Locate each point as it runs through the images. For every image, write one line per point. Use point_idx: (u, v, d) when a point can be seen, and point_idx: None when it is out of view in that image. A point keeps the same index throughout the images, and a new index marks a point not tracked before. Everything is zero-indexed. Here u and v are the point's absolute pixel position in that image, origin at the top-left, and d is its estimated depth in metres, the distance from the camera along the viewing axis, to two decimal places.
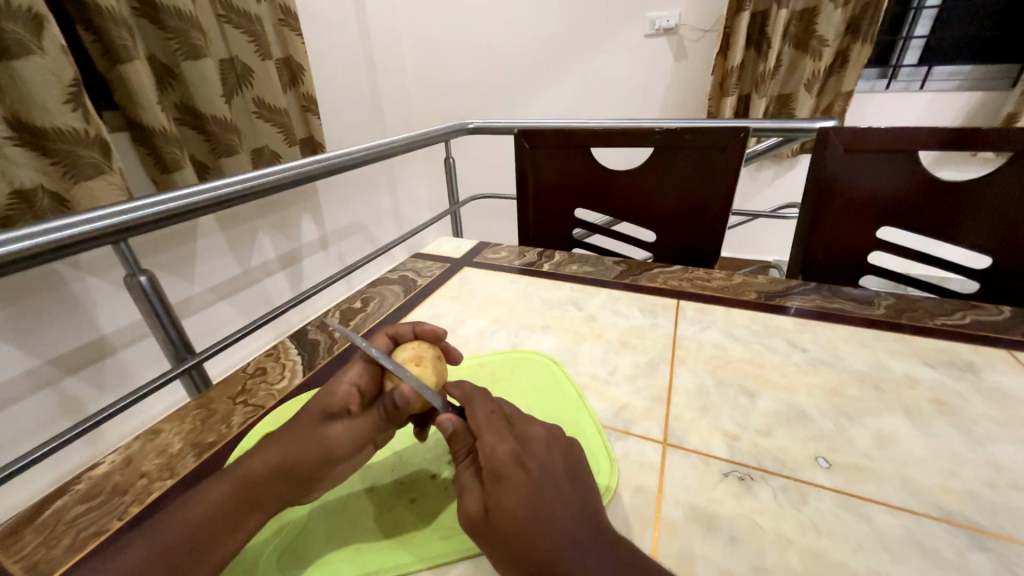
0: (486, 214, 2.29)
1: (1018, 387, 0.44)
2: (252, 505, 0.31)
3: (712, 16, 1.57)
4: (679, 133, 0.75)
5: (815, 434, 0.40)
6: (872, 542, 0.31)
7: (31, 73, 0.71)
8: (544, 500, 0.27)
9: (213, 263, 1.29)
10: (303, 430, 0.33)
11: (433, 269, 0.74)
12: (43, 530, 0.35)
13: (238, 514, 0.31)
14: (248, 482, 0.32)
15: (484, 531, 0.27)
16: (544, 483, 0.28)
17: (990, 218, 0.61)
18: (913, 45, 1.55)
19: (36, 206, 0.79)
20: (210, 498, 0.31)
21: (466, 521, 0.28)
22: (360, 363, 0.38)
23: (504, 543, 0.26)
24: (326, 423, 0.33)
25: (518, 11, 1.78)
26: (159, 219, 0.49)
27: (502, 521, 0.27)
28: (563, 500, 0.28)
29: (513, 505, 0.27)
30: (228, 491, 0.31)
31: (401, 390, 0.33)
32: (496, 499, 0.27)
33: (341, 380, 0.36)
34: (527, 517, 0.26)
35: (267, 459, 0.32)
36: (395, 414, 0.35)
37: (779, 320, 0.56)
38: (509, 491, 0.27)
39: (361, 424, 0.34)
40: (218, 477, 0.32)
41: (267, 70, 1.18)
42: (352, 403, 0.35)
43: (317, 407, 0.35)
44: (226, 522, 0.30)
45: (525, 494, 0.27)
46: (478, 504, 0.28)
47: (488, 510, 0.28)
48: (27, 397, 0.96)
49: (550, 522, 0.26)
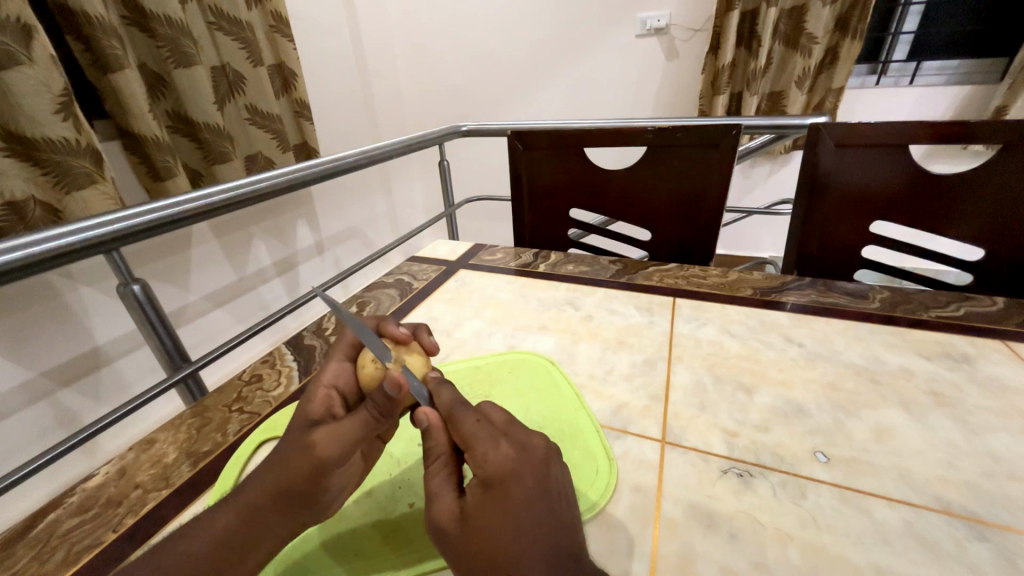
0: (481, 216, 2.30)
1: (1013, 377, 0.44)
2: (258, 536, 0.31)
3: (702, 16, 1.58)
4: (672, 131, 0.75)
5: (813, 428, 0.40)
6: (872, 535, 0.31)
7: (20, 84, 0.70)
8: (531, 517, 0.26)
9: (208, 271, 1.28)
10: (291, 443, 0.32)
11: (429, 272, 0.73)
12: (35, 545, 0.35)
13: (245, 543, 0.30)
14: (252, 510, 0.31)
15: (455, 541, 0.27)
16: (536, 499, 0.27)
17: (980, 210, 0.61)
18: (902, 40, 1.57)
19: (28, 217, 0.78)
20: (216, 528, 0.31)
21: (435, 528, 0.28)
22: (337, 363, 0.38)
23: (475, 556, 0.26)
24: (311, 431, 0.32)
25: (510, 15, 1.79)
26: (144, 228, 0.47)
27: (476, 535, 0.27)
28: (549, 518, 0.27)
29: (497, 520, 0.26)
30: (229, 523, 0.31)
31: (392, 378, 0.32)
32: (478, 511, 0.27)
33: (318, 384, 0.36)
34: (508, 533, 0.26)
35: (263, 483, 0.32)
36: (388, 409, 0.33)
37: (776, 316, 0.56)
38: (495, 503, 0.27)
39: (343, 429, 0.32)
40: (221, 506, 0.32)
41: (259, 77, 1.17)
42: (334, 406, 0.35)
43: (303, 416, 0.34)
44: (234, 553, 0.30)
45: (513, 510, 0.26)
46: (451, 514, 0.28)
47: (463, 520, 0.28)
48: (21, 409, 0.96)
49: (528, 540, 0.26)
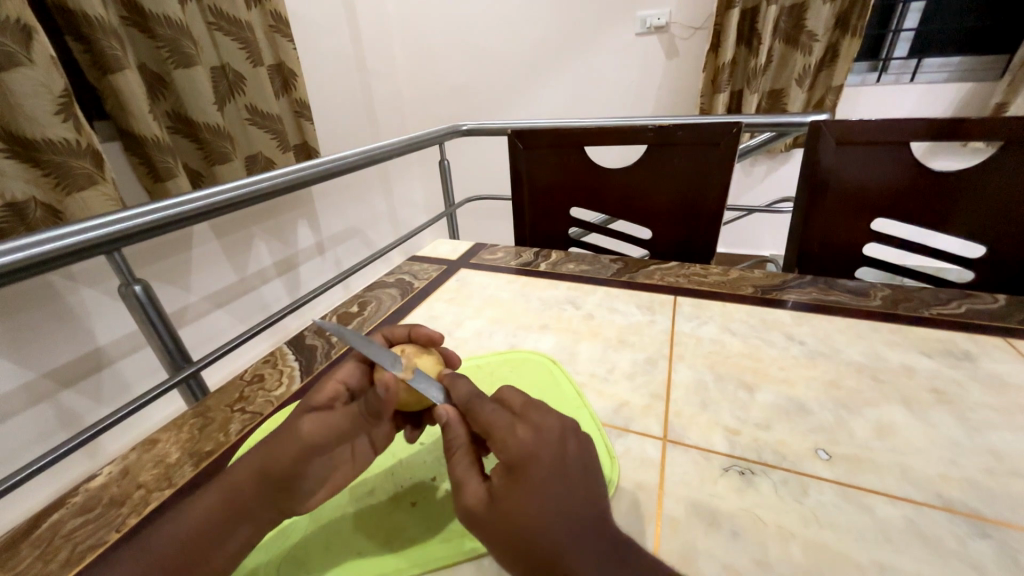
0: (481, 216, 2.30)
1: (1015, 374, 0.44)
2: (239, 516, 0.31)
3: (702, 14, 1.58)
4: (672, 129, 0.75)
5: (814, 426, 0.40)
6: (874, 532, 0.31)
7: (20, 85, 0.70)
8: (557, 496, 0.26)
9: (208, 271, 1.28)
10: (285, 429, 0.33)
11: (430, 272, 0.73)
12: (39, 545, 0.35)
13: (224, 526, 0.31)
14: (234, 495, 0.31)
15: (485, 524, 0.27)
16: (558, 477, 0.27)
17: (982, 208, 0.61)
18: (903, 37, 1.57)
19: (28, 218, 0.79)
20: (199, 510, 0.31)
21: (464, 514, 0.28)
22: (353, 362, 0.39)
23: (507, 536, 0.26)
24: (304, 417, 0.33)
25: (509, 13, 1.79)
26: (144, 229, 0.47)
27: (505, 517, 0.26)
28: (574, 495, 0.27)
29: (524, 500, 0.26)
30: (213, 503, 0.31)
31: (384, 379, 0.33)
32: (504, 492, 0.27)
33: (332, 378, 0.37)
34: (534, 514, 0.26)
35: (249, 466, 0.32)
36: (378, 407, 0.34)
37: (777, 314, 0.56)
38: (520, 485, 0.27)
39: (334, 419, 0.33)
40: (209, 488, 0.32)
41: (259, 77, 1.17)
42: (338, 401, 0.35)
43: (303, 404, 0.35)
44: (212, 536, 0.30)
45: (540, 489, 0.26)
46: (478, 498, 0.28)
47: (491, 502, 0.27)
48: (24, 410, 0.96)
49: (557, 518, 0.26)
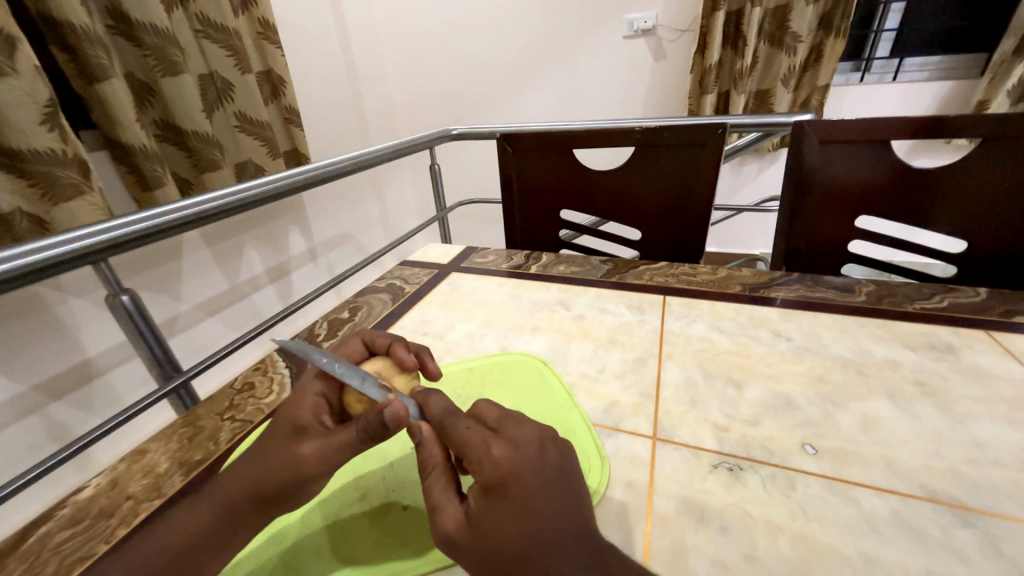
0: (474, 219, 2.31)
1: (996, 366, 0.45)
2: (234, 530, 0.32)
3: (688, 17, 1.60)
4: (659, 131, 0.76)
5: (802, 421, 0.41)
6: (860, 524, 0.32)
7: (5, 94, 0.69)
8: (538, 512, 0.26)
9: (200, 280, 1.27)
10: (276, 450, 0.33)
11: (421, 276, 0.74)
12: (26, 559, 0.34)
13: (221, 534, 0.31)
14: (229, 503, 0.32)
15: (464, 546, 0.27)
16: (538, 493, 0.27)
17: (962, 204, 0.62)
18: (884, 37, 1.59)
19: (14, 229, 0.78)
20: (193, 523, 0.31)
21: (442, 539, 0.28)
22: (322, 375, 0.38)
23: (488, 558, 0.26)
24: (299, 442, 0.33)
25: (499, 20, 1.80)
26: (133, 239, 0.47)
27: (486, 537, 0.26)
28: (556, 509, 0.27)
29: (503, 520, 0.26)
30: (207, 518, 0.32)
31: (396, 407, 0.31)
32: (483, 513, 0.27)
33: (307, 391, 0.36)
34: (515, 532, 0.26)
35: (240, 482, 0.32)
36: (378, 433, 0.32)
37: (765, 312, 0.57)
38: (499, 505, 0.27)
39: (333, 441, 0.32)
40: (200, 502, 0.33)
41: (248, 83, 1.17)
42: (323, 415, 0.35)
43: (289, 422, 0.34)
44: (206, 548, 0.31)
45: (520, 506, 0.26)
46: (456, 521, 0.28)
47: (469, 524, 0.27)
48: (11, 424, 0.94)
49: (539, 536, 0.25)
